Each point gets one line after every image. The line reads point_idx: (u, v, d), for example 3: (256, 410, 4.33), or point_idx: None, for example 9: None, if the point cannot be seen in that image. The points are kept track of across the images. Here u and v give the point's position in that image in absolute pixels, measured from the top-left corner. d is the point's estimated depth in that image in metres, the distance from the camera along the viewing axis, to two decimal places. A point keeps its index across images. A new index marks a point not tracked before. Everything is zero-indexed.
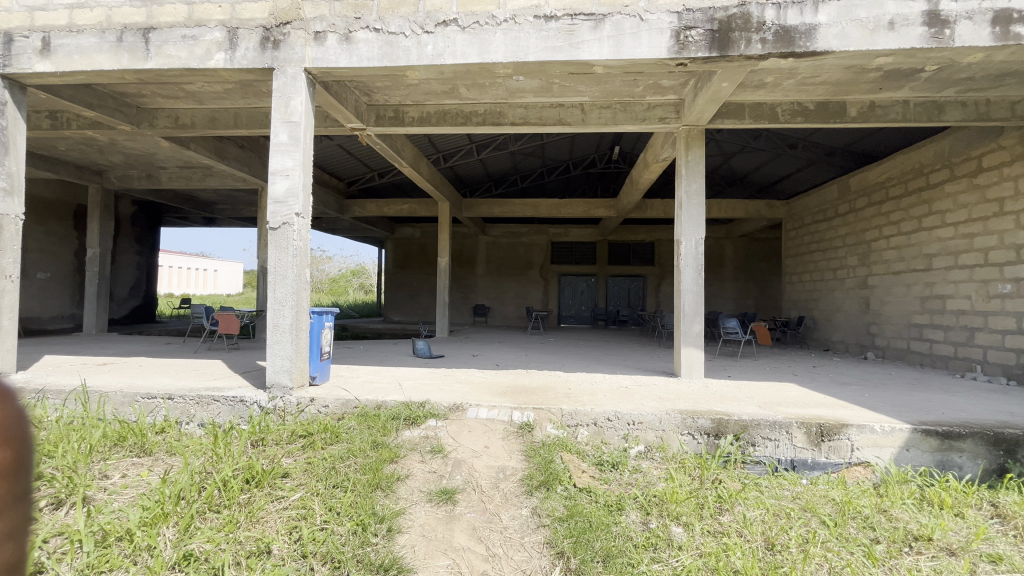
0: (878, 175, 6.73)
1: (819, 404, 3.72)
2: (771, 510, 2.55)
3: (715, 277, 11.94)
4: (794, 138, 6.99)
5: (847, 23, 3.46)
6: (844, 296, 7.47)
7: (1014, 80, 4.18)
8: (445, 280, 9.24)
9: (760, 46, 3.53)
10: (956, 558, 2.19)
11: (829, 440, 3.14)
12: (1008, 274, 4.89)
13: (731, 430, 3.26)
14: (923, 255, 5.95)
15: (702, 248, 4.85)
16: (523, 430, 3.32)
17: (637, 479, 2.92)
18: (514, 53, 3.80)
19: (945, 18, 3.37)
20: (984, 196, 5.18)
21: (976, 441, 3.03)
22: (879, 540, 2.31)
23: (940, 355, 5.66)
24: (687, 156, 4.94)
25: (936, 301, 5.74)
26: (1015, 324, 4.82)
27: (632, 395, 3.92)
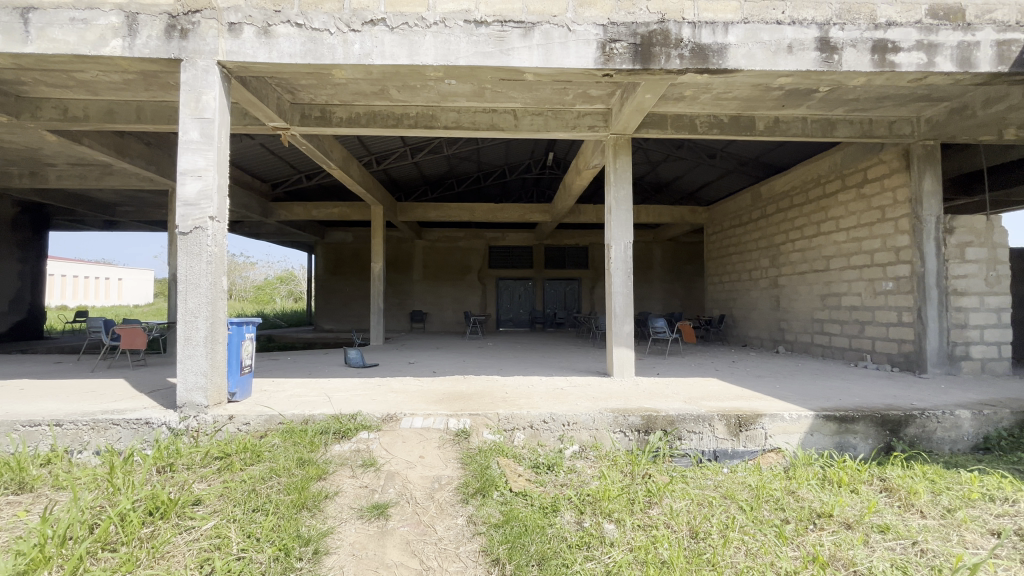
0: (784, 184, 7.37)
1: (737, 396, 4.00)
2: (696, 500, 2.68)
3: (645, 280, 12.50)
4: (713, 148, 7.50)
5: (753, 44, 3.76)
6: (758, 295, 8.10)
7: (890, 104, 4.74)
8: (378, 286, 8.95)
9: (679, 62, 3.75)
10: (852, 531, 2.40)
11: (746, 430, 3.39)
12: (890, 274, 5.52)
13: (659, 426, 3.42)
14: (822, 257, 6.59)
15: (631, 252, 5.06)
16: (459, 437, 3.28)
17: (572, 479, 2.96)
18: (444, 56, 3.77)
19: (834, 45, 3.76)
20: (869, 205, 5.82)
21: (868, 423, 3.38)
22: (787, 519, 2.50)
23: (837, 346, 6.29)
24: (615, 163, 5.15)
25: (834, 298, 6.38)
26: (896, 317, 5.45)
27: (567, 397, 4.00)
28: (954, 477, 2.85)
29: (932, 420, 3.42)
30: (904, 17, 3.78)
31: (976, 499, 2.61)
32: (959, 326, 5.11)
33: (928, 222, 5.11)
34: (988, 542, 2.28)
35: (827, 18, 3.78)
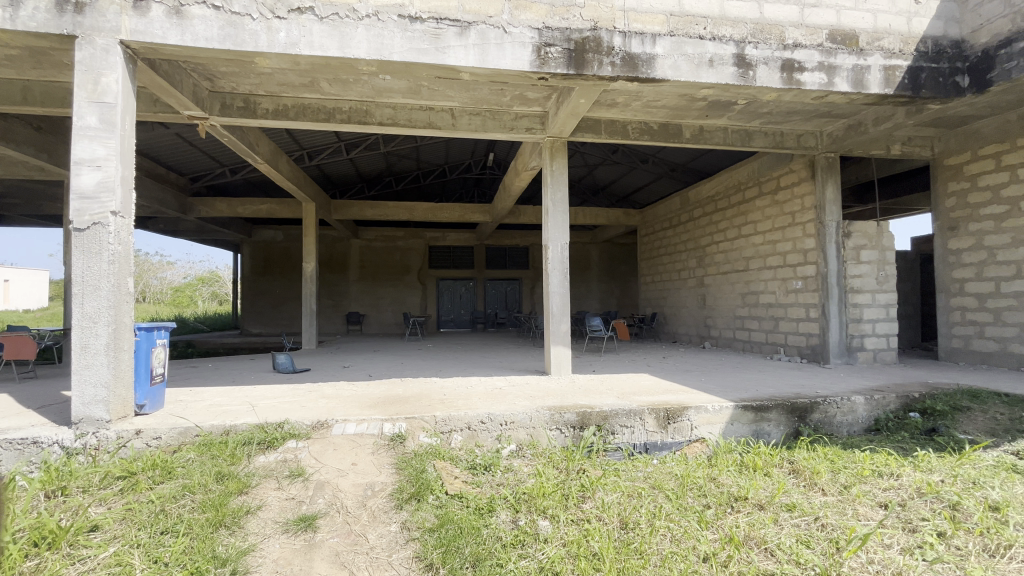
0: (709, 189, 7.85)
1: (666, 390, 4.21)
2: (626, 491, 2.79)
3: (583, 280, 12.85)
4: (646, 153, 7.83)
5: (678, 56, 3.97)
6: (687, 293, 8.58)
7: (798, 118, 5.18)
8: (311, 286, 8.54)
9: (610, 69, 3.87)
10: (765, 511, 2.58)
11: (674, 422, 3.58)
12: (799, 273, 6.03)
13: (593, 422, 3.53)
14: (742, 258, 7.10)
15: (567, 253, 5.18)
16: (394, 441, 3.19)
17: (508, 478, 2.98)
18: (377, 50, 3.66)
19: (749, 61, 4.05)
20: (782, 210, 6.33)
21: (780, 411, 3.68)
22: (709, 504, 2.65)
23: (756, 341, 6.79)
24: (552, 166, 5.25)
25: (753, 296, 6.88)
26: (804, 313, 5.96)
27: (505, 396, 4.03)
28: (850, 457, 3.15)
29: (832, 406, 3.78)
30: (808, 40, 4.15)
31: (868, 475, 2.90)
32: (856, 321, 5.68)
33: (830, 227, 5.65)
34: (876, 513, 2.53)
35: (743, 37, 4.07)
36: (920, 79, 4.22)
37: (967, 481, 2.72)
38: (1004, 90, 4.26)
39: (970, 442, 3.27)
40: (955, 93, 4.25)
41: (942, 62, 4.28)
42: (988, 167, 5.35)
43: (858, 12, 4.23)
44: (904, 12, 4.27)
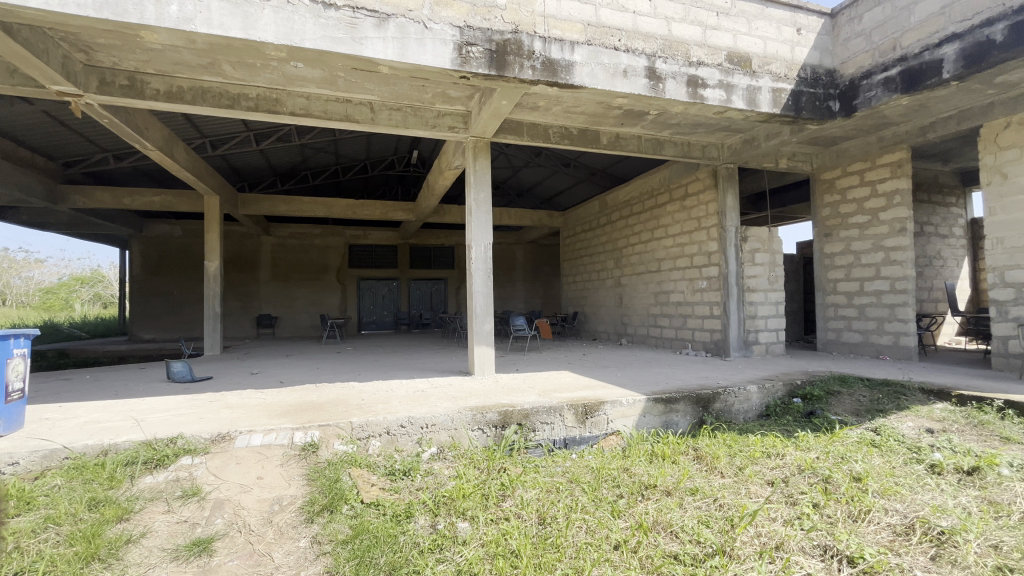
0: (626, 194, 8.28)
1: (584, 386, 4.37)
2: (545, 487, 2.85)
3: (508, 280, 13.00)
4: (568, 157, 8.08)
5: (595, 65, 4.13)
6: (605, 293, 8.97)
7: (702, 131, 5.61)
8: (214, 287, 7.81)
9: (531, 73, 3.94)
10: (671, 496, 2.76)
11: (591, 417, 3.73)
12: (704, 274, 6.54)
13: (514, 420, 3.59)
14: (655, 259, 7.56)
15: (490, 253, 5.20)
16: (306, 451, 3.01)
17: (428, 482, 2.93)
18: (287, 35, 3.43)
19: (659, 75, 4.32)
20: (689, 215, 6.83)
21: (686, 402, 3.97)
22: (621, 494, 2.78)
23: (667, 337, 7.27)
24: (475, 165, 5.26)
25: (664, 295, 7.35)
26: (708, 310, 6.47)
27: (426, 398, 3.95)
28: (744, 441, 3.46)
29: (731, 395, 4.13)
30: (710, 59, 4.51)
31: (758, 457, 3.20)
32: (751, 317, 6.27)
33: (730, 231, 6.18)
34: (764, 490, 2.79)
35: (654, 51, 4.33)
36: (802, 102, 4.74)
37: (837, 457, 3.09)
38: (866, 116, 4.91)
39: (840, 422, 3.73)
40: (829, 116, 4.83)
41: (819, 88, 4.84)
42: (855, 182, 6.15)
43: (752, 37, 4.66)
44: (788, 41, 4.77)
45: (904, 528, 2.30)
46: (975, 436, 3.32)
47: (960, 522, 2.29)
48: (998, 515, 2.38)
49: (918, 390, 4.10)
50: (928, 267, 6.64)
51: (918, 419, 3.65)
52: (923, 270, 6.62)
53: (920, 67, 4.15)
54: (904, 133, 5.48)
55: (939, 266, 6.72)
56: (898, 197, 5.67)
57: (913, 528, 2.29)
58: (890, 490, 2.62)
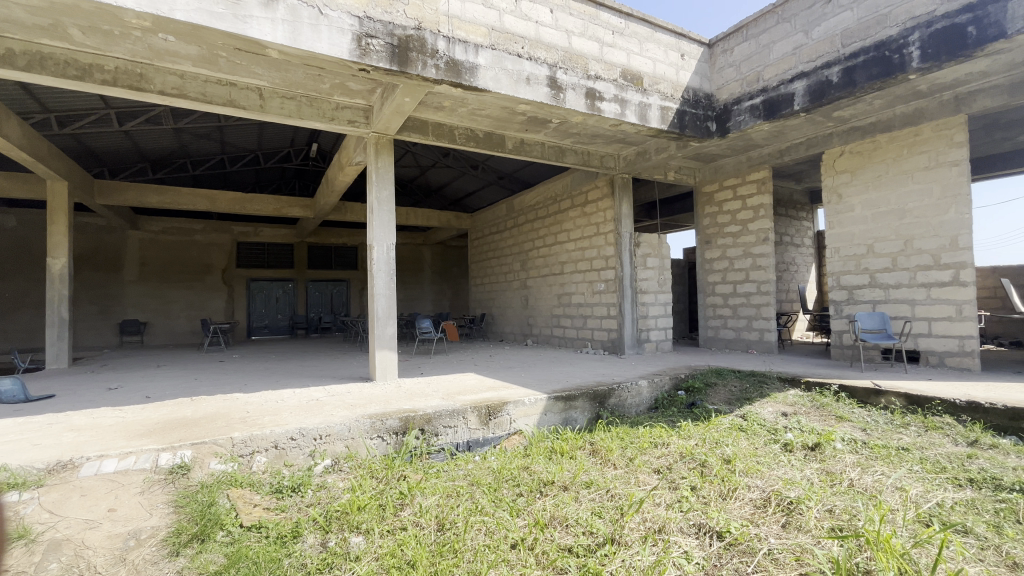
0: (531, 199, 8.51)
1: (489, 387, 4.40)
2: (445, 492, 2.81)
3: (415, 282, 12.72)
4: (476, 160, 8.09)
5: (499, 69, 4.19)
6: (512, 295, 9.14)
7: (600, 143, 5.94)
8: (60, 288, 6.65)
9: (434, 71, 3.87)
10: (567, 490, 2.86)
11: (494, 418, 3.76)
12: (602, 276, 6.93)
13: (416, 425, 3.50)
14: (558, 262, 7.86)
15: (393, 254, 5.05)
16: (174, 474, 2.66)
17: (319, 497, 2.74)
18: (153, 3, 3.02)
19: (560, 85, 4.50)
20: (589, 221, 7.20)
21: (584, 399, 4.17)
22: (521, 492, 2.83)
23: (569, 337, 7.58)
24: (377, 163, 5.07)
25: (566, 297, 7.66)
26: (606, 310, 6.85)
27: (321, 408, 3.71)
28: (635, 433, 3.71)
29: (624, 391, 4.41)
30: (606, 74, 4.79)
31: (646, 447, 3.45)
32: (643, 317, 6.77)
33: (625, 237, 6.62)
34: (651, 478, 3.01)
35: (555, 62, 4.50)
36: (685, 121, 5.22)
37: (712, 442, 3.43)
38: (737, 138, 5.55)
39: (715, 410, 4.15)
40: (706, 135, 5.37)
41: (699, 109, 5.36)
42: (729, 196, 6.92)
43: (643, 57, 5.02)
44: (673, 64, 5.22)
45: (762, 501, 2.61)
46: (818, 416, 3.89)
47: (804, 492, 2.65)
48: (833, 482, 2.80)
49: (776, 379, 4.70)
50: (785, 272, 7.66)
51: (777, 404, 4.18)
52: (782, 275, 7.63)
53: (778, 98, 4.77)
54: (767, 155, 6.27)
55: (793, 271, 7.79)
56: (762, 211, 6.47)
57: (769, 501, 2.61)
58: (752, 469, 2.96)
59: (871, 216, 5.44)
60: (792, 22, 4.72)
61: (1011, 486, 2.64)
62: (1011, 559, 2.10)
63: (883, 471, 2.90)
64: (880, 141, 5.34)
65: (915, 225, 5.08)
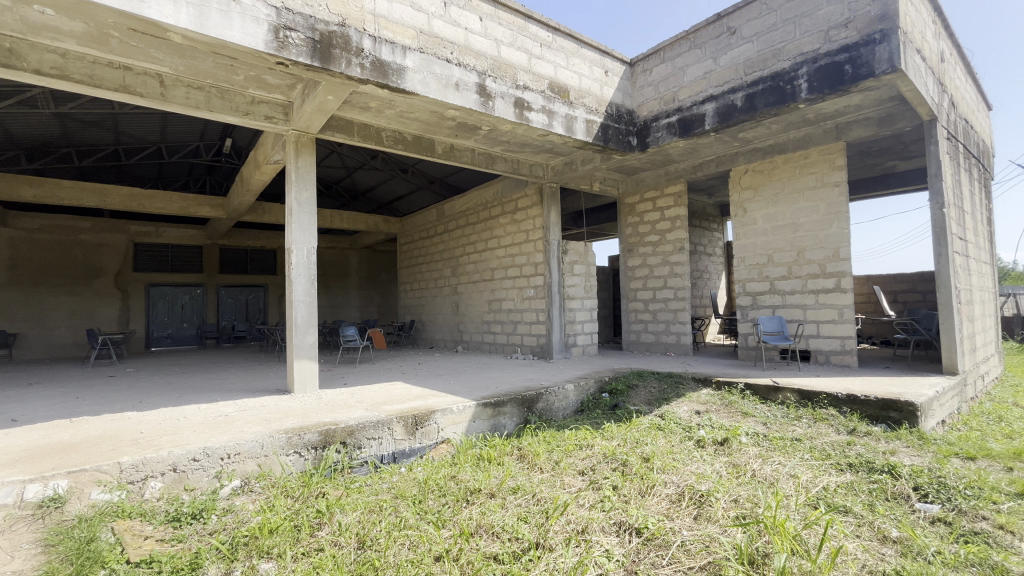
0: (462, 205, 8.48)
1: (416, 396, 4.30)
2: (367, 508, 2.69)
3: (341, 287, 12.18)
4: (406, 163, 7.91)
5: (427, 73, 4.14)
6: (442, 301, 9.02)
7: (529, 152, 6.05)
8: None
9: (359, 71, 3.74)
10: (494, 497, 2.85)
11: (421, 427, 3.68)
12: (531, 283, 7.04)
13: (337, 439, 3.33)
14: (489, 269, 7.88)
15: (314, 258, 4.80)
16: (46, 508, 2.31)
17: (225, 522, 2.51)
18: None
19: (489, 93, 4.54)
20: (519, 228, 7.30)
21: (513, 405, 4.19)
22: (447, 502, 2.79)
23: (499, 342, 7.61)
24: (297, 162, 4.80)
25: (497, 303, 7.69)
26: (535, 316, 6.96)
27: (231, 424, 3.42)
28: (561, 437, 3.79)
29: (552, 395, 4.50)
30: (534, 85, 4.90)
31: (572, 450, 3.53)
32: (570, 322, 6.97)
33: (553, 244, 6.80)
34: (576, 479, 3.09)
35: (484, 69, 4.54)
36: (608, 134, 5.46)
37: (633, 441, 3.59)
38: (655, 153, 5.90)
39: (636, 411, 4.35)
40: (628, 149, 5.66)
41: (621, 124, 5.64)
42: (649, 207, 7.33)
43: (569, 71, 5.20)
44: (598, 80, 5.45)
45: (676, 496, 2.76)
46: (726, 413, 4.20)
47: (713, 484, 2.84)
48: (738, 474, 3.04)
49: (691, 379, 5.02)
50: (699, 279, 8.24)
51: (691, 403, 4.46)
52: (696, 282, 8.19)
53: (691, 118, 5.14)
54: (682, 170, 6.72)
55: (706, 279, 8.40)
56: (679, 222, 6.93)
57: (683, 495, 2.77)
58: (669, 466, 3.12)
59: (770, 229, 6.00)
60: (703, 49, 5.09)
61: (881, 467, 3.01)
62: (881, 533, 2.39)
63: (780, 460, 3.19)
64: (777, 161, 5.91)
65: (806, 238, 5.67)
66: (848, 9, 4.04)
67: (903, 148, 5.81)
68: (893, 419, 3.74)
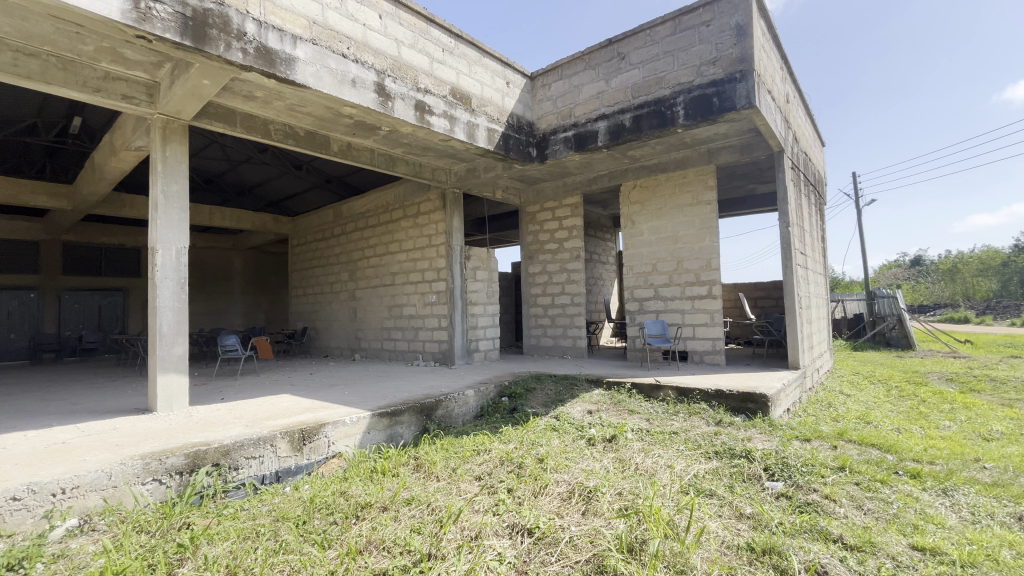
0: (361, 206, 8.13)
1: (305, 409, 4.01)
2: (241, 535, 2.45)
3: (222, 292, 11.01)
4: (299, 159, 7.40)
5: (320, 67, 3.92)
6: (338, 307, 8.55)
7: (431, 156, 5.99)
8: None
9: (241, 56, 3.42)
10: (386, 511, 2.74)
11: (309, 442, 3.43)
12: (433, 288, 6.95)
13: (209, 461, 2.98)
14: (389, 273, 7.64)
15: (185, 260, 4.28)
16: None
17: (55, 571, 2.12)
18: None
19: (389, 93, 4.42)
20: (421, 232, 7.17)
21: (410, 413, 4.09)
22: (334, 521, 2.63)
23: (400, 349, 7.40)
24: (164, 151, 4.25)
25: (397, 309, 7.48)
26: (437, 322, 6.87)
27: (70, 453, 2.91)
28: (459, 443, 3.78)
29: (451, 401, 4.46)
30: (435, 89, 4.87)
31: (469, 455, 3.53)
32: (472, 328, 6.99)
33: (456, 250, 6.78)
34: (472, 485, 3.09)
35: (383, 68, 4.41)
36: (509, 144, 5.60)
37: (529, 443, 3.69)
38: (554, 165, 6.17)
39: (534, 413, 4.48)
40: (528, 159, 5.85)
41: (522, 134, 5.82)
42: (548, 216, 7.63)
43: (471, 79, 5.24)
44: (499, 90, 5.56)
45: (567, 494, 2.89)
46: (615, 411, 4.51)
47: (600, 480, 3.02)
48: (623, 468, 3.27)
49: (584, 380, 5.30)
50: (594, 286, 8.76)
51: (584, 403, 4.71)
52: (591, 288, 8.69)
53: (585, 134, 5.46)
54: (579, 182, 7.12)
55: (600, 285, 8.95)
56: (575, 232, 7.31)
57: (573, 492, 2.90)
58: (561, 465, 3.25)
59: (654, 240, 6.56)
60: (596, 70, 5.44)
61: (740, 453, 3.42)
62: (738, 511, 2.71)
63: (659, 453, 3.49)
64: (660, 179, 6.50)
65: (684, 250, 6.29)
66: (716, 49, 4.57)
67: (760, 173, 6.71)
68: (750, 410, 4.28)
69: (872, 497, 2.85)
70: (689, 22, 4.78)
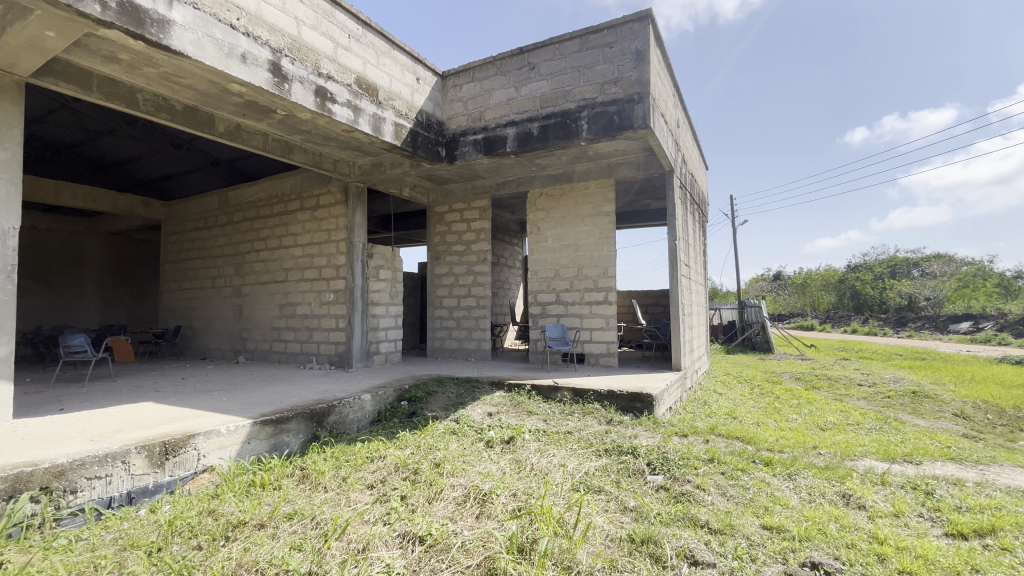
0: (252, 194, 7.43)
1: (171, 418, 3.54)
2: (74, 571, 2.08)
3: (70, 283, 9.38)
4: (177, 137, 6.56)
5: (202, 35, 3.51)
6: (220, 303, 7.71)
7: (333, 146, 5.65)
8: None
9: (99, 9, 2.93)
10: (262, 528, 2.50)
11: (173, 456, 3.02)
12: (331, 287, 6.55)
13: (36, 485, 2.49)
14: (282, 268, 7.06)
15: (13, 242, 3.56)
16: None
17: None
18: None
19: (285, 74, 4.09)
20: (319, 226, 6.72)
21: (298, 420, 3.79)
22: (197, 545, 2.34)
23: (291, 351, 6.86)
24: None
25: (290, 307, 6.93)
26: (334, 323, 6.48)
27: None
28: (351, 450, 3.59)
29: (345, 406, 4.22)
30: (339, 76, 4.60)
31: (361, 463, 3.36)
32: (373, 329, 6.69)
33: (357, 247, 6.46)
34: (363, 494, 2.94)
35: (279, 47, 4.07)
36: (417, 142, 5.47)
37: (426, 448, 3.60)
38: (462, 166, 6.14)
39: (432, 417, 4.39)
40: (436, 158, 5.76)
41: (430, 133, 5.72)
42: (456, 218, 7.58)
43: (378, 70, 5.03)
44: (409, 85, 5.41)
45: (462, 498, 2.86)
46: (514, 413, 4.58)
47: (495, 482, 3.03)
48: (519, 469, 3.32)
49: (486, 383, 5.32)
50: (500, 289, 8.86)
51: (484, 406, 4.72)
52: (497, 292, 8.78)
53: (494, 138, 5.51)
54: (488, 186, 7.17)
55: (505, 289, 9.09)
56: (483, 235, 7.34)
57: (468, 496, 2.87)
58: (458, 469, 3.22)
59: (558, 247, 6.80)
60: (507, 77, 5.51)
61: (626, 449, 3.65)
62: (622, 505, 2.88)
63: (553, 452, 3.61)
64: (564, 188, 6.77)
65: (585, 257, 6.61)
66: (617, 70, 4.87)
67: (653, 190, 7.28)
68: (637, 409, 4.59)
69: (733, 484, 3.20)
70: (595, 41, 5.03)
